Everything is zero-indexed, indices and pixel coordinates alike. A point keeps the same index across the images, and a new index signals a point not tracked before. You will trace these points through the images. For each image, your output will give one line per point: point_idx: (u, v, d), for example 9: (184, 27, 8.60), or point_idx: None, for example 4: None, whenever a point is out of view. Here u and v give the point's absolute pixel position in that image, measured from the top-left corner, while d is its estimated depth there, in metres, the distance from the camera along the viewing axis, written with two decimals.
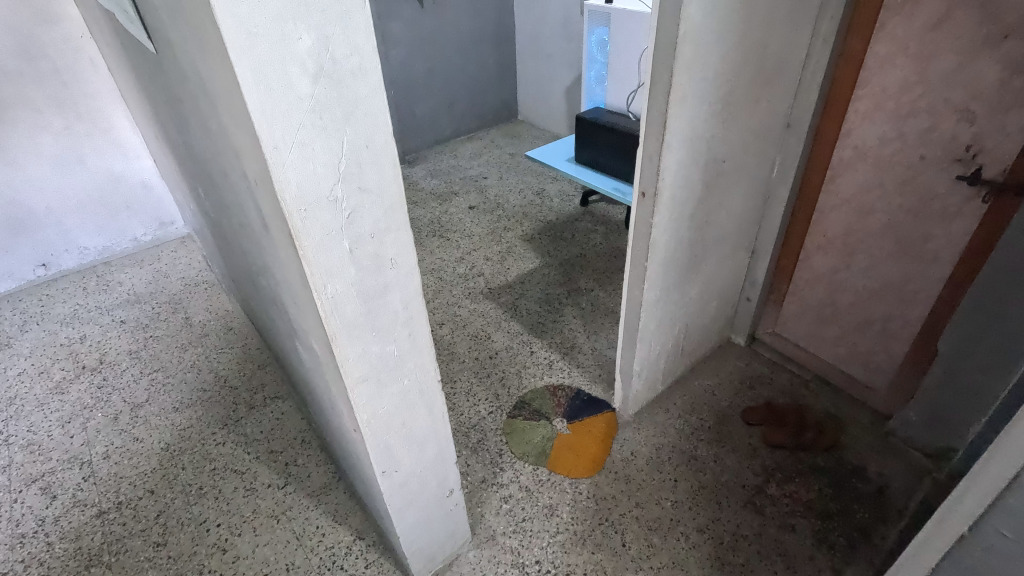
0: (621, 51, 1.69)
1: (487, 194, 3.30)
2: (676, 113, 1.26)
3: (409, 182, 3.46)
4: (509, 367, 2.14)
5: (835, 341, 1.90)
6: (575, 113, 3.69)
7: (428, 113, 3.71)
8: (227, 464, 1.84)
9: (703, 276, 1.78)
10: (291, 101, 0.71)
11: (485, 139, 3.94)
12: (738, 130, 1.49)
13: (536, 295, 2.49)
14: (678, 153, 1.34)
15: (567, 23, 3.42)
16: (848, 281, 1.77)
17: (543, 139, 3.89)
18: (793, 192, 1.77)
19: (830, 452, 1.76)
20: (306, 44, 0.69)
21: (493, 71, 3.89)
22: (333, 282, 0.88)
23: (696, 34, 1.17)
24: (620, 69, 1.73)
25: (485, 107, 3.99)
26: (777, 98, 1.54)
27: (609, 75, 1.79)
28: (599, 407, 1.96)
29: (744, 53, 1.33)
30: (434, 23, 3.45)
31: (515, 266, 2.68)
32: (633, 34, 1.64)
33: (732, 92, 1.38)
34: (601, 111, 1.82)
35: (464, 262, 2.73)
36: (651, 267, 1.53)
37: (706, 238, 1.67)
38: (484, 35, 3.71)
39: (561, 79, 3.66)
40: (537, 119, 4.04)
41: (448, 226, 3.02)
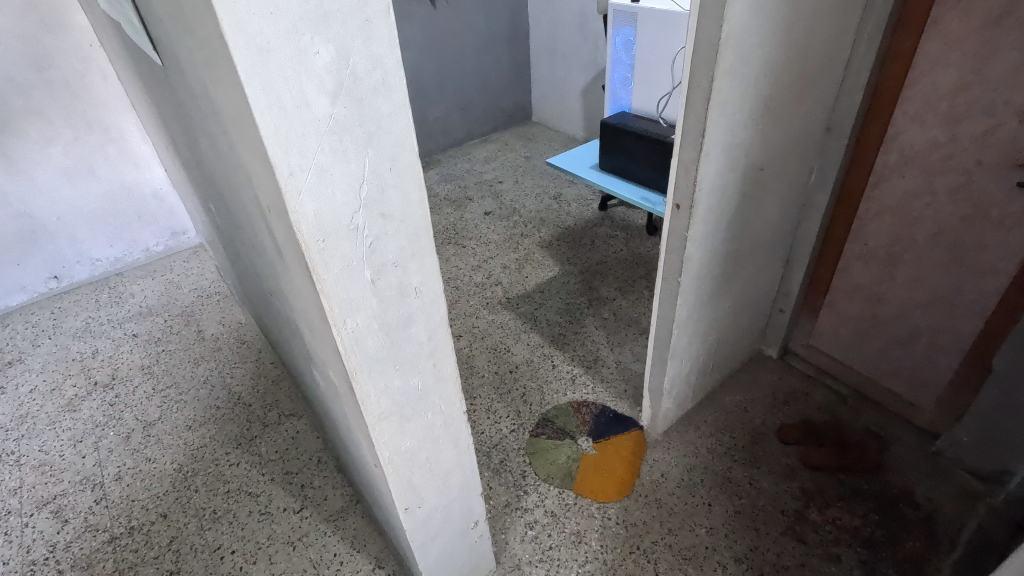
0: (652, 52, 1.60)
1: (503, 200, 3.22)
2: (715, 120, 1.17)
3: None
4: (531, 382, 2.06)
5: (875, 355, 1.80)
6: (591, 114, 3.60)
7: (442, 117, 3.64)
8: (242, 486, 1.78)
9: (736, 289, 1.68)
10: (308, 123, 0.63)
11: (499, 142, 3.86)
12: (778, 135, 1.40)
13: (556, 305, 2.41)
14: (717, 162, 1.25)
15: (582, 21, 3.33)
16: (891, 293, 1.67)
17: (559, 140, 3.81)
18: (832, 199, 1.67)
19: (873, 474, 1.66)
20: (325, 59, 0.61)
21: (506, 73, 3.80)
22: (354, 316, 0.80)
23: (739, 35, 1.08)
24: (650, 71, 1.63)
25: (499, 109, 3.91)
26: (817, 101, 1.44)
27: (637, 78, 1.70)
28: (625, 425, 1.87)
29: (787, 53, 1.24)
30: (446, 24, 3.37)
31: (534, 274, 2.60)
32: (665, 35, 1.54)
33: (773, 97, 1.29)
34: (628, 117, 1.73)
35: (481, 270, 2.66)
36: (684, 282, 1.44)
37: (741, 250, 1.58)
38: (497, 36, 3.62)
39: (577, 79, 3.57)
40: (552, 121, 3.95)
41: (464, 233, 2.95)
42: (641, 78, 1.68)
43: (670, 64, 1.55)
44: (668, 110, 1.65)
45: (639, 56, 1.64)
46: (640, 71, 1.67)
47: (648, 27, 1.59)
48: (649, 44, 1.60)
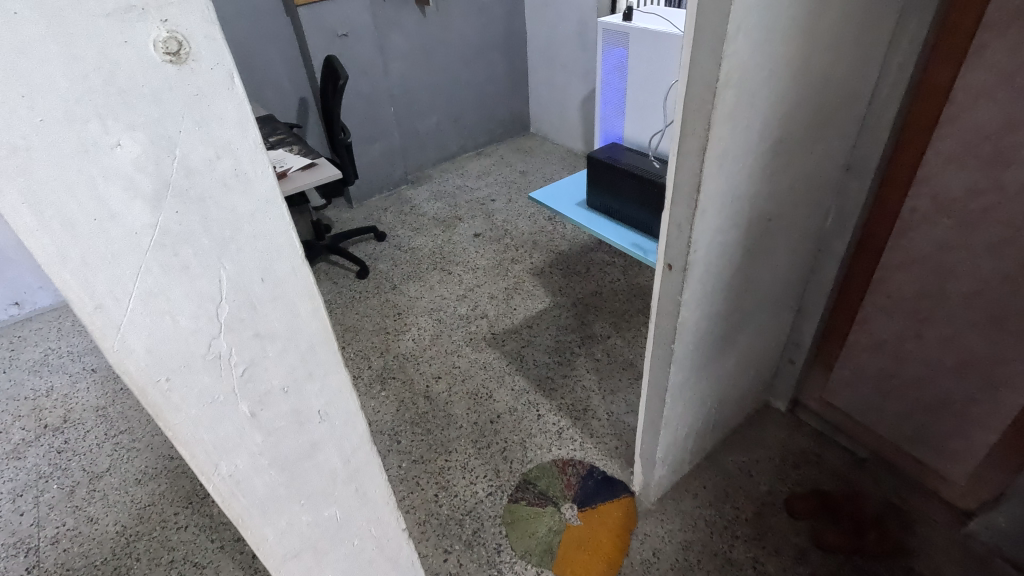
0: (650, 80, 1.40)
1: (494, 220, 3.03)
2: (712, 173, 0.97)
3: (410, 205, 3.20)
4: (512, 435, 1.87)
5: (898, 418, 1.59)
6: (591, 127, 3.40)
7: (433, 129, 3.45)
8: (187, 555, 1.61)
9: (739, 346, 1.48)
10: (119, 240, 0.45)
11: (494, 155, 3.67)
12: (789, 181, 1.20)
13: (545, 343, 2.21)
14: (714, 219, 1.06)
15: (582, 29, 3.13)
16: (918, 353, 1.46)
17: (557, 154, 3.61)
18: (851, 244, 1.46)
19: (895, 559, 1.46)
20: (133, 153, 0.43)
21: (502, 83, 3.61)
22: (230, 458, 0.62)
23: (741, 73, 0.89)
24: (646, 101, 1.44)
25: (495, 120, 3.72)
26: (835, 139, 1.24)
27: (630, 107, 1.50)
28: (615, 490, 1.68)
29: (800, 90, 1.04)
30: (437, 33, 3.17)
31: (523, 306, 2.41)
32: (665, 62, 1.35)
33: (782, 140, 1.09)
34: (619, 150, 1.53)
35: (466, 300, 2.47)
36: (678, 350, 1.24)
37: (746, 306, 1.38)
38: (492, 44, 3.42)
39: (576, 90, 3.38)
40: (551, 133, 3.75)
41: (451, 257, 2.76)
42: (635, 107, 1.49)
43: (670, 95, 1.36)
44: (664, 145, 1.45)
45: (635, 83, 1.45)
46: (634, 100, 1.47)
47: (644, 51, 1.39)
48: (646, 70, 1.41)
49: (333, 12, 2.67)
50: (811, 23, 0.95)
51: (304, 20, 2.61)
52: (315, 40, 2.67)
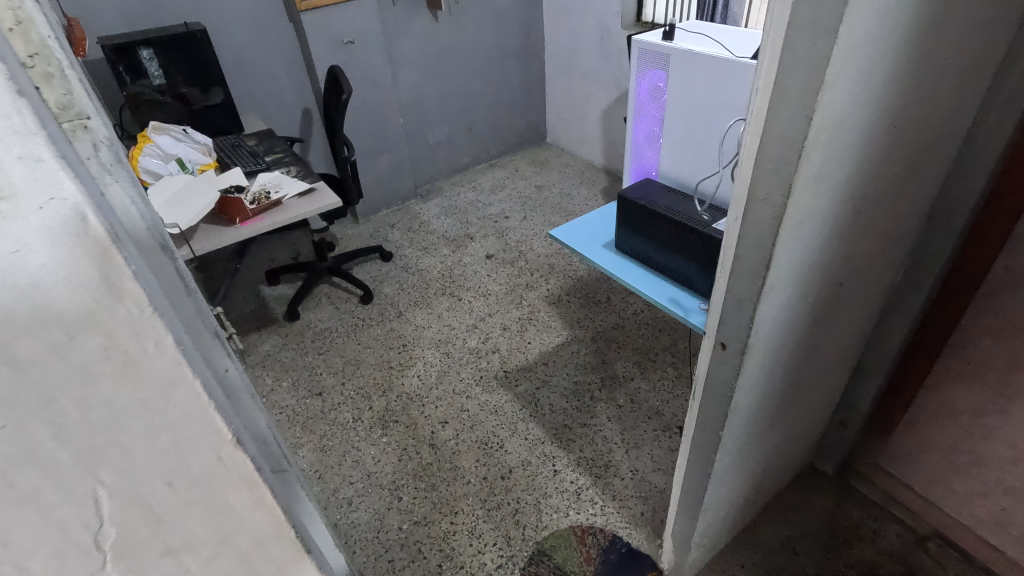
0: (704, 111, 1.20)
1: (508, 239, 2.84)
2: (786, 245, 0.78)
3: (418, 222, 3.02)
4: (526, 495, 1.69)
5: (970, 498, 1.39)
6: (612, 139, 3.20)
7: (444, 140, 3.26)
8: None
9: (791, 416, 1.28)
10: None
11: (508, 167, 3.48)
12: (866, 240, 1.00)
13: (562, 385, 2.03)
14: (782, 295, 0.86)
15: (605, 36, 2.92)
16: (1001, 430, 1.26)
17: (575, 167, 3.42)
18: (925, 303, 1.25)
19: None
20: None
21: (517, 90, 3.41)
22: None
23: (834, 127, 0.69)
24: (697, 135, 1.23)
25: (510, 130, 3.53)
26: (920, 188, 1.03)
27: (674, 140, 1.30)
28: (640, 567, 1.49)
29: (893, 140, 0.84)
30: (450, 38, 2.97)
31: (538, 340, 2.22)
32: (724, 92, 1.14)
33: (866, 198, 0.89)
34: (658, 189, 1.32)
35: (477, 332, 2.29)
36: (727, 435, 1.05)
37: (803, 376, 1.18)
38: (508, 50, 3.23)
39: (597, 100, 3.17)
40: (568, 144, 3.56)
41: (461, 281, 2.58)
42: (681, 141, 1.28)
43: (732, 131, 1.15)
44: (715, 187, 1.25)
45: (683, 114, 1.25)
46: (681, 133, 1.27)
47: (696, 77, 1.19)
48: (698, 99, 1.20)
49: (339, 18, 2.49)
50: (919, 59, 0.75)
51: (307, 25, 2.42)
52: (319, 48, 2.49)
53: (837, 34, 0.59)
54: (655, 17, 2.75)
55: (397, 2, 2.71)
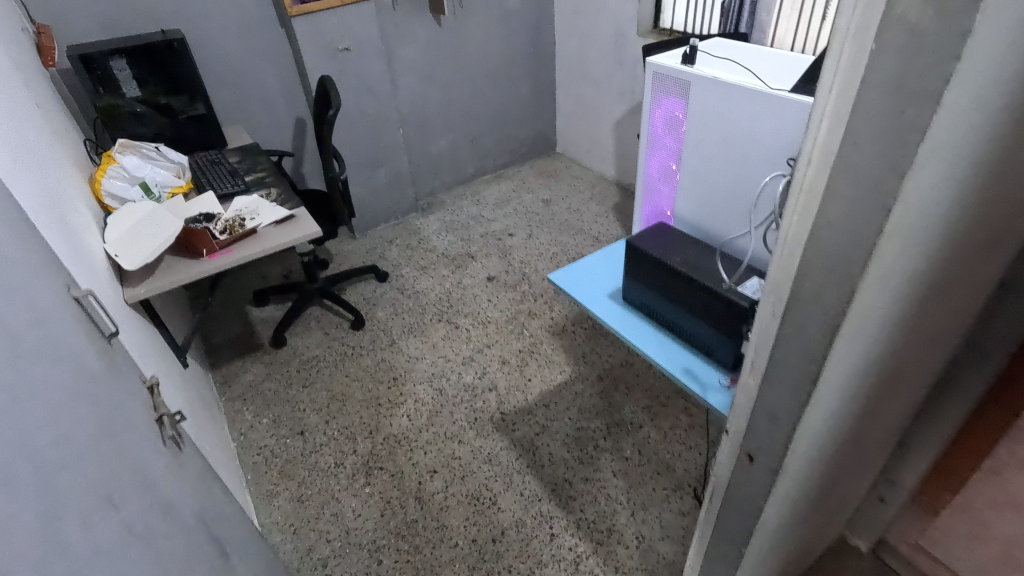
0: (734, 150, 1.00)
1: (511, 259, 2.66)
2: (841, 356, 0.59)
3: (418, 238, 2.86)
4: (519, 564, 1.51)
5: None
6: (626, 151, 3.01)
7: (448, 150, 3.09)
8: None
9: (823, 505, 1.10)
10: None
11: (515, 178, 3.30)
12: (937, 325, 0.80)
13: (564, 431, 1.85)
14: (829, 405, 0.68)
15: (619, 43, 2.73)
16: None
17: (585, 180, 3.23)
18: (991, 379, 1.05)
19: None
20: None
21: (526, 98, 3.23)
22: None
23: (926, 216, 0.50)
24: (726, 176, 1.04)
25: (518, 140, 3.35)
26: (1001, 257, 0.84)
27: (698, 179, 1.11)
28: None
29: (992, 215, 0.64)
30: (454, 44, 2.80)
31: (540, 377, 2.04)
32: (759, 129, 0.95)
33: (950, 285, 0.69)
34: (677, 235, 1.14)
35: (474, 365, 2.12)
36: (751, 550, 0.86)
37: (843, 468, 0.99)
38: (516, 56, 3.05)
39: (610, 109, 2.98)
40: (579, 154, 3.37)
41: (460, 306, 2.41)
42: (706, 181, 1.09)
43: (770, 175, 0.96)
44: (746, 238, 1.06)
45: (709, 150, 1.05)
46: (707, 172, 1.08)
47: (725, 110, 0.99)
48: (727, 135, 1.01)
49: (333, 23, 2.32)
50: None
51: (298, 31, 2.26)
52: (311, 56, 2.33)
53: (939, 100, 0.40)
54: (674, 22, 2.54)
55: (396, 6, 2.54)
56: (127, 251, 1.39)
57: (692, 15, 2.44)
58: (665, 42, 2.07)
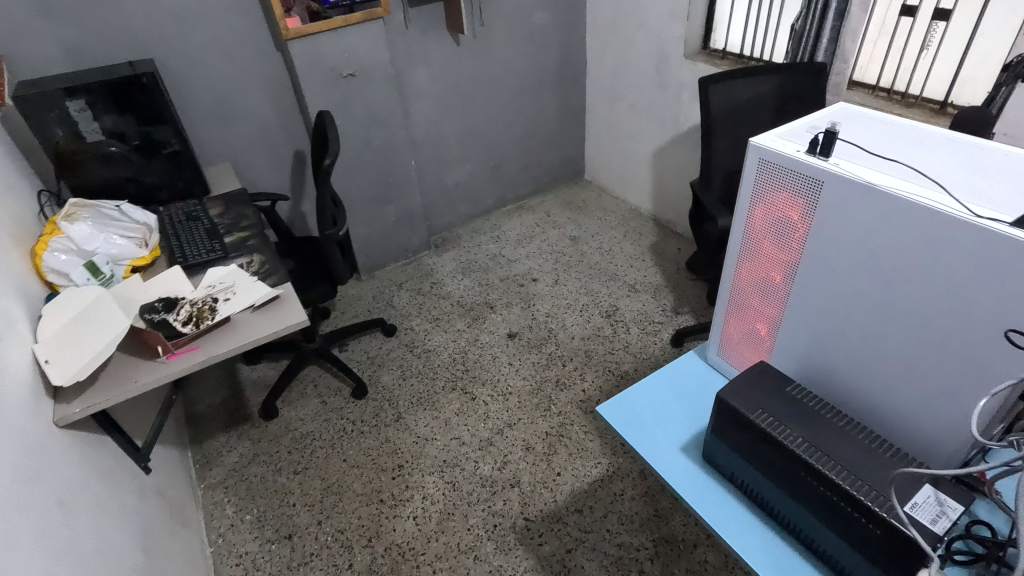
0: (897, 289, 0.68)
1: (535, 311, 2.35)
2: None
3: (430, 281, 2.56)
4: None
5: None
6: (664, 185, 2.67)
7: (466, 180, 2.78)
8: None
9: None
10: None
11: (538, 211, 2.98)
12: None
13: (601, 549, 1.53)
14: None
15: (662, 65, 2.39)
16: None
17: (617, 214, 2.90)
18: None
19: None
20: None
21: (552, 122, 2.91)
22: None
23: None
24: (877, 319, 0.73)
25: (542, 167, 3.03)
26: None
27: (825, 309, 0.79)
28: None
29: None
30: (474, 65, 2.49)
31: (570, 472, 1.73)
32: (944, 269, 0.63)
33: None
34: (791, 383, 0.82)
35: (492, 452, 1.81)
36: None
37: None
38: (543, 77, 2.73)
39: (648, 138, 2.64)
40: (610, 183, 3.03)
41: (477, 371, 2.10)
42: (839, 315, 0.77)
43: (960, 333, 0.64)
44: (904, 402, 0.74)
45: (851, 279, 0.74)
46: (845, 306, 0.76)
47: (886, 231, 0.67)
48: (885, 266, 0.69)
49: (337, 47, 2.02)
50: None
51: (295, 55, 1.96)
52: (311, 84, 2.03)
53: None
54: (727, 42, 2.21)
55: (410, 24, 2.23)
56: (81, 348, 1.12)
57: (750, 35, 2.11)
58: (726, 74, 1.74)
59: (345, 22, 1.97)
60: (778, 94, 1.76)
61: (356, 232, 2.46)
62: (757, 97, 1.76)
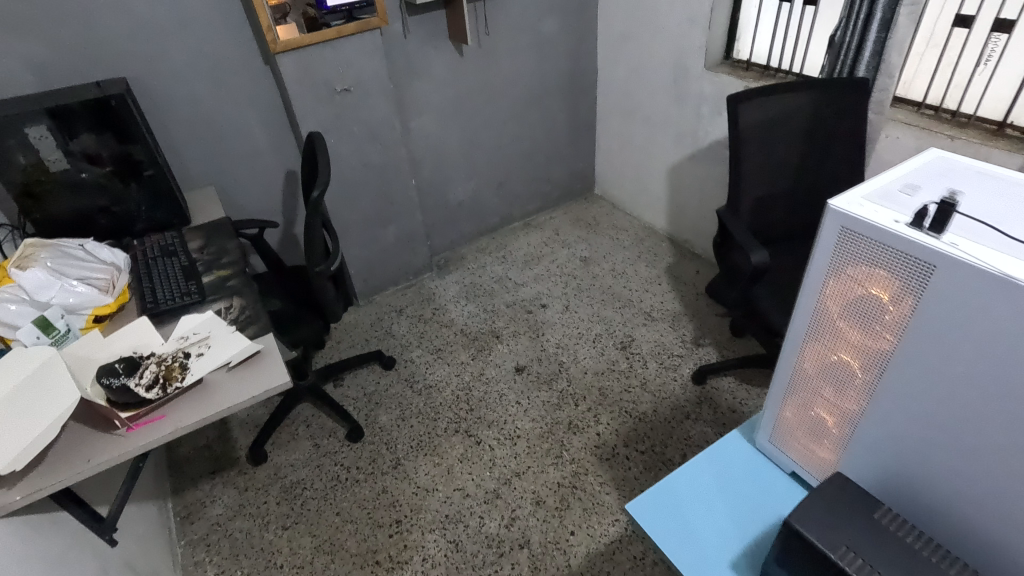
0: None
1: (544, 342, 2.18)
2: None
3: (432, 307, 2.40)
4: None
5: None
6: (681, 203, 2.51)
7: (469, 198, 2.62)
8: None
9: None
10: None
11: (547, 229, 2.82)
12: None
13: None
14: None
15: (680, 77, 2.22)
16: None
17: (630, 232, 2.74)
18: None
19: None
20: None
21: (561, 135, 2.75)
22: None
23: None
24: (1000, 444, 0.56)
25: (551, 182, 2.87)
26: None
27: (922, 417, 0.63)
28: None
29: None
30: (478, 77, 2.33)
31: (585, 532, 1.56)
32: None
33: None
34: (876, 504, 0.66)
35: (498, 507, 1.65)
36: None
37: None
38: (551, 88, 2.57)
39: (664, 153, 2.48)
40: (623, 199, 2.87)
41: (482, 410, 1.94)
42: (943, 429, 0.61)
43: None
44: None
45: (964, 390, 0.57)
46: (952, 421, 0.60)
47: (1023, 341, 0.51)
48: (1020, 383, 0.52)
49: (330, 60, 1.87)
50: None
51: (285, 71, 1.80)
52: (302, 102, 1.88)
53: None
54: (753, 53, 2.04)
55: (409, 34, 2.07)
56: (27, 413, 0.99)
57: (778, 46, 1.94)
58: (757, 91, 1.57)
59: (338, 33, 1.82)
60: (814, 112, 1.59)
61: (353, 256, 2.30)
62: (791, 116, 1.60)
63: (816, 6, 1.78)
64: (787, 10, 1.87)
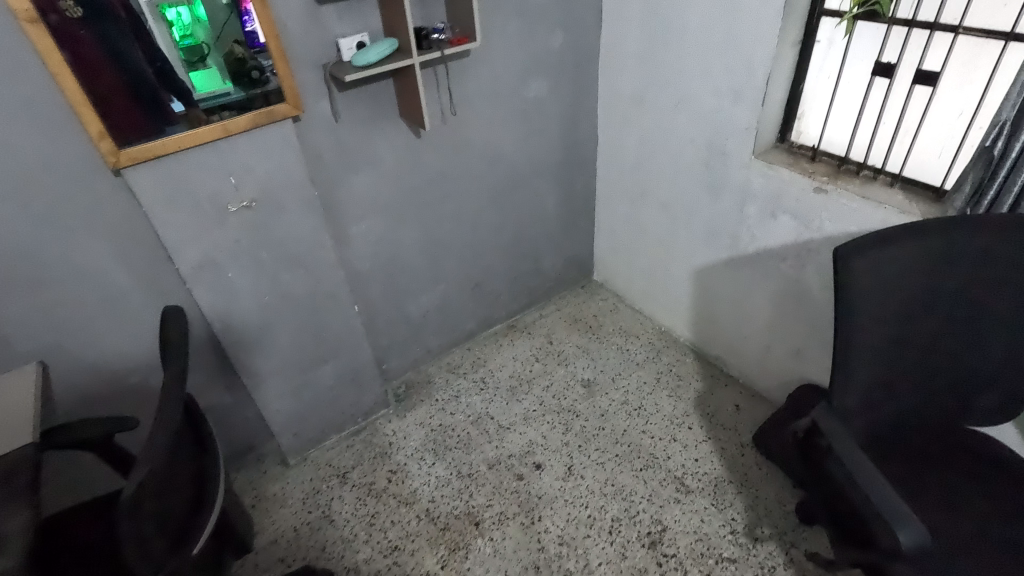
0: None
1: (541, 535, 1.57)
2: None
3: (387, 469, 1.78)
4: None
5: None
6: (712, 314, 1.94)
7: (436, 307, 2.01)
8: None
9: None
10: None
11: (536, 334, 2.23)
12: None
13: None
14: None
15: (715, 164, 1.64)
16: None
17: (642, 340, 2.16)
18: None
19: None
20: None
21: (551, 219, 2.16)
22: None
23: None
24: None
25: (540, 274, 2.27)
26: None
27: None
28: None
29: None
30: (443, 162, 1.72)
31: None
32: None
33: None
34: None
35: None
36: None
37: None
38: (540, 165, 1.98)
39: (688, 251, 1.91)
40: (631, 293, 2.29)
41: None
42: None
43: None
44: None
45: None
46: None
47: None
48: None
49: (215, 169, 1.24)
50: None
51: (138, 192, 1.17)
52: (173, 231, 1.25)
53: None
54: (821, 139, 1.48)
55: (342, 117, 1.45)
56: None
57: (863, 134, 1.38)
58: (879, 237, 1.00)
59: (223, 130, 1.19)
60: (963, 265, 1.03)
61: (275, 411, 1.67)
62: (931, 272, 1.02)
63: (934, 87, 1.22)
64: (883, 87, 1.31)
